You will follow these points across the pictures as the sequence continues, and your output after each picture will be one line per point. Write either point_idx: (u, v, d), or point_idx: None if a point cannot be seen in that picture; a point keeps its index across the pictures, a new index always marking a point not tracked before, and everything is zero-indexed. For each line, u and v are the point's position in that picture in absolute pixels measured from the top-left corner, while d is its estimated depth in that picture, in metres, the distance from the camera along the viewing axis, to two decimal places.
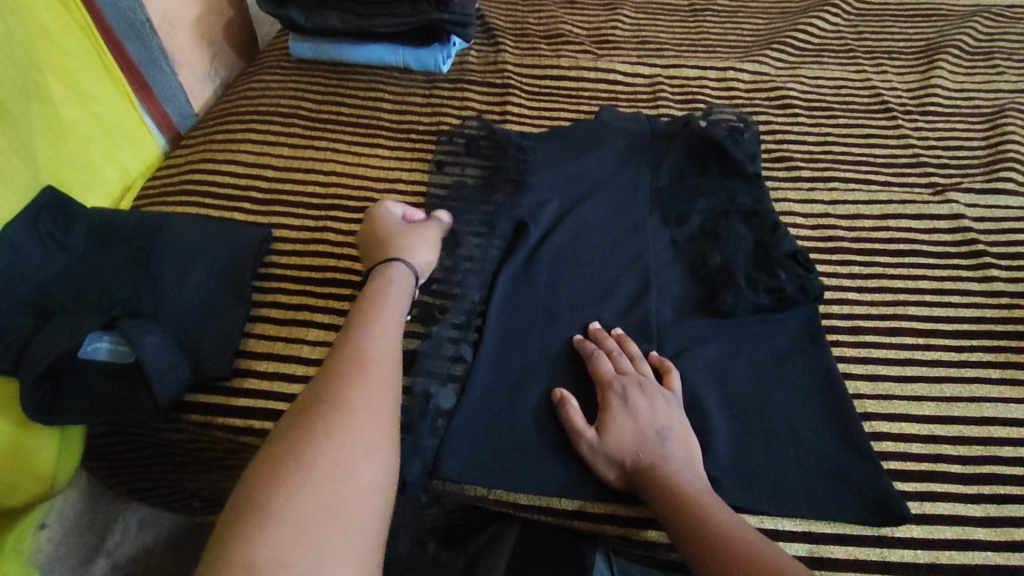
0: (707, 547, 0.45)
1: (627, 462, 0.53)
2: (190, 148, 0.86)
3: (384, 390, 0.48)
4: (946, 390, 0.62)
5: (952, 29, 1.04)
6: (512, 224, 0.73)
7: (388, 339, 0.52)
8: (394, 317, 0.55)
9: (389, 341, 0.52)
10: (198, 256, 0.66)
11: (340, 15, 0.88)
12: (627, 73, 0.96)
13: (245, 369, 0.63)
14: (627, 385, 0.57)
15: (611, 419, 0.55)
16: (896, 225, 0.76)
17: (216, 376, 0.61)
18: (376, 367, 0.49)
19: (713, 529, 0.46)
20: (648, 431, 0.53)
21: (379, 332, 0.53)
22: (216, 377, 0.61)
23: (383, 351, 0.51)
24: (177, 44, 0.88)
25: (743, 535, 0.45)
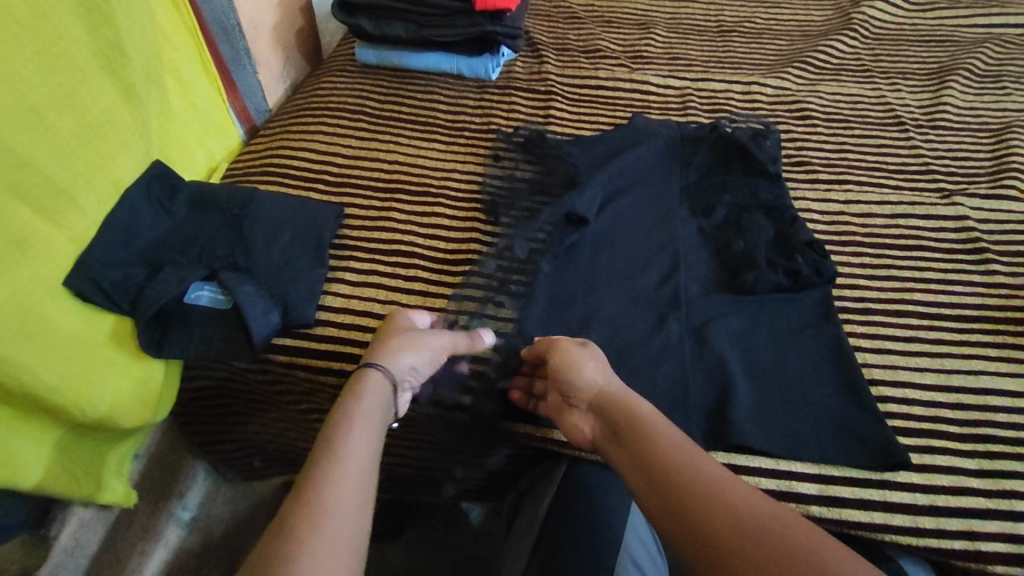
0: (681, 496, 0.47)
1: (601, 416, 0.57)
2: (267, 139, 0.96)
3: (359, 510, 0.47)
4: (946, 364, 0.69)
5: (963, 54, 1.12)
6: (564, 214, 0.77)
7: (366, 451, 0.52)
8: (372, 423, 0.54)
9: (368, 453, 0.52)
10: (283, 223, 0.76)
11: (404, 24, 0.98)
12: (659, 85, 1.05)
13: (325, 319, 0.72)
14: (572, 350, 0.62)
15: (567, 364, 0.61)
16: (906, 224, 0.84)
17: (301, 323, 0.71)
18: (356, 450, 0.51)
19: (687, 481, 0.48)
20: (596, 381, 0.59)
21: (359, 441, 0.52)
22: (301, 324, 0.70)
23: (360, 464, 0.50)
24: (258, 46, 0.99)
25: (659, 423, 0.54)
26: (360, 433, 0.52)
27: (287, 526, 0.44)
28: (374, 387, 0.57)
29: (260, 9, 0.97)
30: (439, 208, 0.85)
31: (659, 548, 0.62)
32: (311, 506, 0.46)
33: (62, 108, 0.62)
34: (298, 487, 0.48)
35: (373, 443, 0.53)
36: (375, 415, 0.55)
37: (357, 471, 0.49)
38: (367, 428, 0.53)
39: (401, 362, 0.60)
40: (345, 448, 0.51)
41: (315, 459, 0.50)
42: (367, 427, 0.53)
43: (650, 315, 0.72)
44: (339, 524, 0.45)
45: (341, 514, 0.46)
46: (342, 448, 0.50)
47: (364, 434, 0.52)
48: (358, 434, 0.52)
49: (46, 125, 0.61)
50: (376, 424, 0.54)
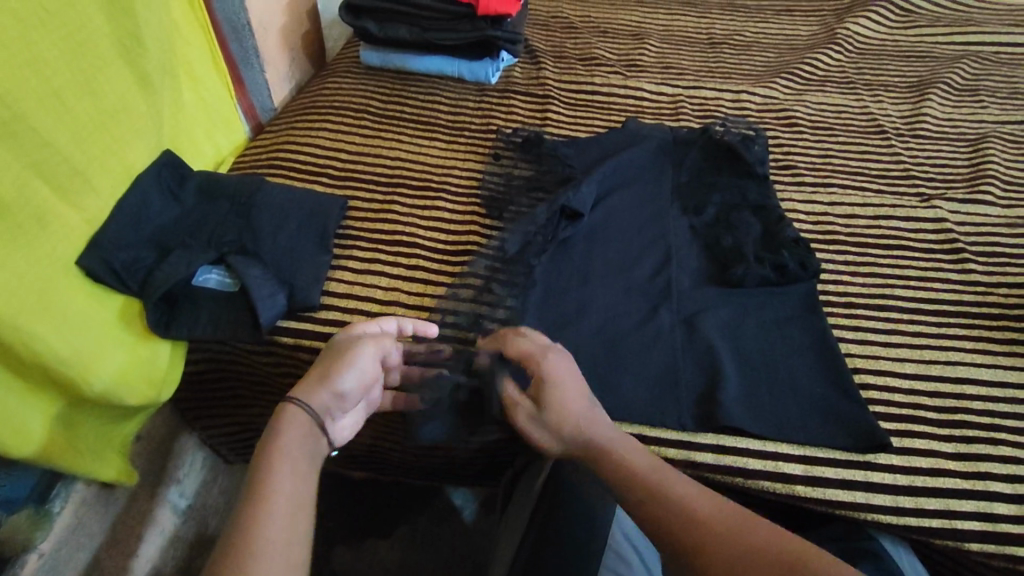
0: (666, 541, 0.52)
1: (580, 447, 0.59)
2: (273, 135, 0.99)
3: (287, 541, 0.49)
4: (925, 354, 0.72)
5: (943, 69, 1.18)
6: (569, 210, 0.81)
7: (294, 479, 0.52)
8: (300, 449, 0.55)
9: (295, 481, 0.52)
10: (289, 212, 0.78)
11: (408, 28, 1.02)
12: (652, 91, 1.09)
13: (329, 304, 0.75)
14: (552, 392, 0.61)
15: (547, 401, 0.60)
16: (887, 225, 0.87)
17: (306, 307, 0.73)
18: (293, 459, 0.54)
19: (673, 517, 0.52)
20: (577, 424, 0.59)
21: (285, 470, 0.52)
22: (305, 308, 0.73)
23: (288, 494, 0.51)
24: (266, 45, 1.02)
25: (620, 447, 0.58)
26: (287, 462, 0.53)
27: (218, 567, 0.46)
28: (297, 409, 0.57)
29: (268, 10, 1.01)
30: (439, 201, 0.88)
31: None
32: (238, 545, 0.47)
33: (81, 91, 0.66)
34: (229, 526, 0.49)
35: (302, 469, 0.54)
36: (304, 441, 0.55)
37: (296, 479, 0.53)
38: (294, 456, 0.54)
39: (322, 382, 0.59)
40: (284, 457, 0.53)
41: (244, 495, 0.51)
42: (295, 454, 0.54)
43: (644, 304, 0.75)
44: (266, 559, 0.47)
45: (267, 548, 0.47)
46: (268, 481, 0.51)
47: (291, 463, 0.53)
48: (285, 463, 0.53)
49: (65, 108, 0.64)
50: (310, 435, 0.56)
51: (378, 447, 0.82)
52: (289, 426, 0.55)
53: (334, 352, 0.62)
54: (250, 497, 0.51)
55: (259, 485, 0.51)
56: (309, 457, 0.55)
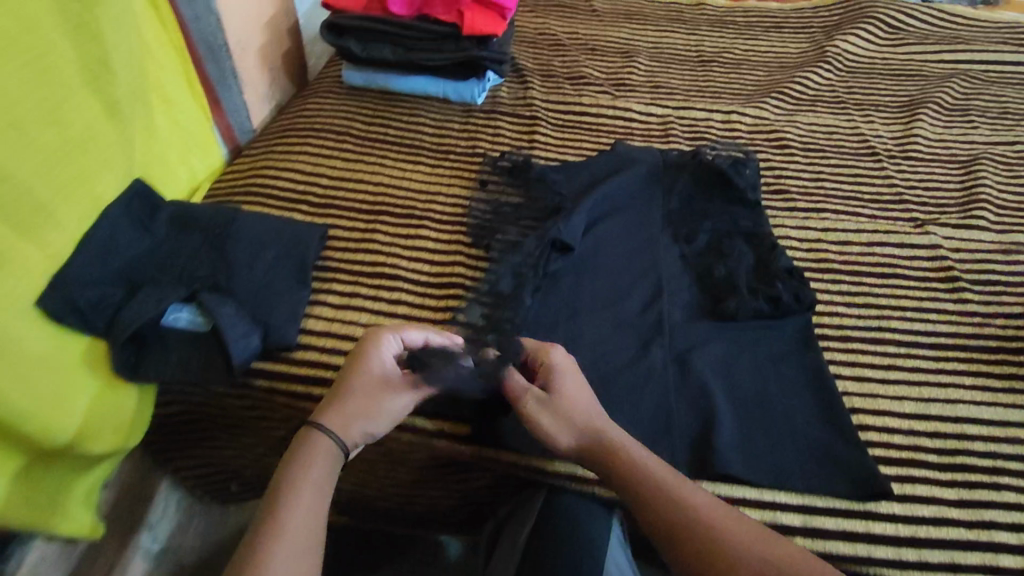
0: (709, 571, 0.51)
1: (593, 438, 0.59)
2: (251, 159, 0.96)
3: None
4: (924, 392, 0.70)
5: (932, 88, 1.17)
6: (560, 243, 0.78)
7: (301, 527, 0.53)
8: (313, 496, 0.55)
9: (304, 531, 0.52)
10: (265, 245, 0.75)
11: (392, 48, 0.99)
12: (641, 112, 1.07)
13: (306, 344, 0.71)
14: (565, 378, 0.62)
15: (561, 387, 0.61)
16: (881, 252, 0.86)
17: (282, 348, 0.70)
18: (305, 496, 0.54)
19: (716, 547, 0.52)
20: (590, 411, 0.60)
21: (295, 517, 0.53)
22: (282, 348, 0.70)
23: (293, 543, 0.51)
24: (244, 66, 0.99)
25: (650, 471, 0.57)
26: (297, 511, 0.53)
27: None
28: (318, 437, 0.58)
29: (246, 29, 0.98)
30: (423, 230, 0.85)
31: (631, 566, 0.62)
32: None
33: (44, 120, 0.62)
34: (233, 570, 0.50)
35: (311, 518, 0.54)
36: (318, 485, 0.55)
37: (304, 521, 0.53)
38: (309, 496, 0.54)
39: (344, 407, 0.59)
40: (296, 495, 0.54)
41: (252, 534, 0.52)
42: (307, 501, 0.54)
43: (635, 340, 0.72)
44: None
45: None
46: (277, 527, 0.52)
47: (301, 511, 0.53)
48: (295, 510, 0.53)
49: (27, 140, 0.60)
50: (328, 468, 0.56)
51: (361, 490, 0.79)
52: (306, 468, 0.56)
53: (352, 368, 0.61)
54: (259, 534, 0.52)
55: (268, 531, 0.52)
56: (321, 504, 0.55)
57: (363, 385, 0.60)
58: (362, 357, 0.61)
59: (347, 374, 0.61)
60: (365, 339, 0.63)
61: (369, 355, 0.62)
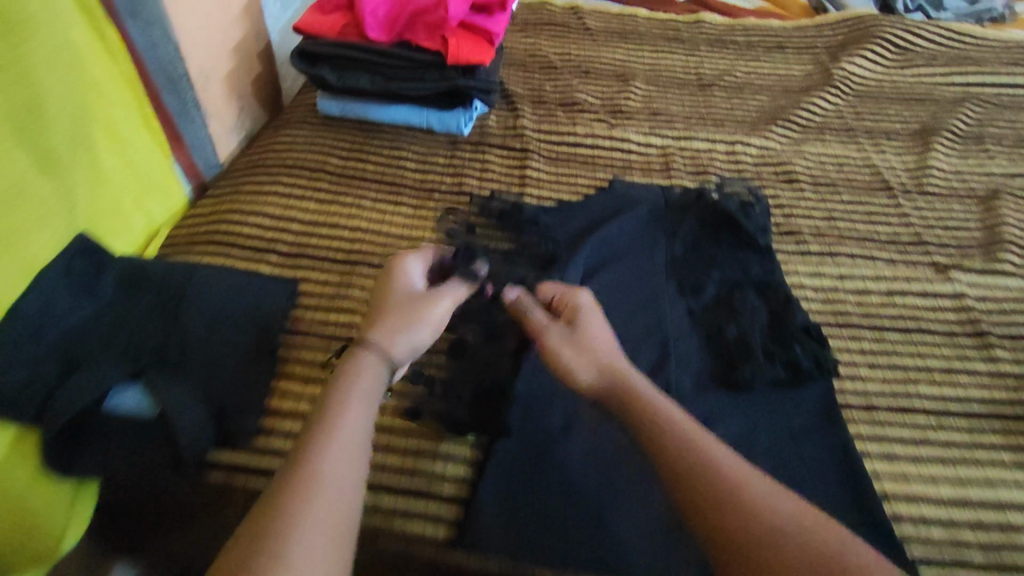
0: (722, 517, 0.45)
1: (606, 370, 0.55)
2: (216, 200, 0.87)
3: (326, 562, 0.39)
4: (961, 473, 0.63)
5: (944, 114, 1.10)
6: None
7: (344, 483, 0.42)
8: (355, 441, 0.45)
9: (347, 483, 0.43)
10: (224, 310, 0.67)
11: (370, 77, 0.90)
12: (640, 143, 1.00)
13: (270, 427, 0.64)
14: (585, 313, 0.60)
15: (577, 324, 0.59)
16: (903, 302, 0.79)
17: (240, 436, 0.61)
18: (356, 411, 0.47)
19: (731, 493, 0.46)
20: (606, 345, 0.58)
21: (336, 470, 0.43)
22: (241, 436, 0.61)
23: (335, 501, 0.41)
24: (209, 96, 0.90)
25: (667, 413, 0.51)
26: (338, 458, 0.43)
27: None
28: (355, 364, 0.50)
29: (210, 56, 0.89)
30: None
31: None
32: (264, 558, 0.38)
33: None
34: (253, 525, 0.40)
35: (354, 470, 0.44)
36: (361, 432, 0.46)
37: (354, 440, 0.45)
38: (359, 405, 0.47)
39: (384, 321, 0.54)
40: (345, 407, 0.47)
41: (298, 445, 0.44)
42: (348, 445, 0.44)
43: None
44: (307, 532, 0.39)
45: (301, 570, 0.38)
46: (315, 476, 0.42)
47: (342, 459, 0.43)
48: (342, 430, 0.45)
49: None
50: (376, 380, 0.50)
51: None
52: (347, 411, 0.46)
53: (381, 292, 0.57)
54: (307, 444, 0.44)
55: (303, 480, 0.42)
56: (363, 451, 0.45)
57: (397, 299, 0.56)
58: (389, 279, 0.58)
59: (378, 300, 0.57)
60: (387, 267, 0.60)
61: (397, 278, 0.58)
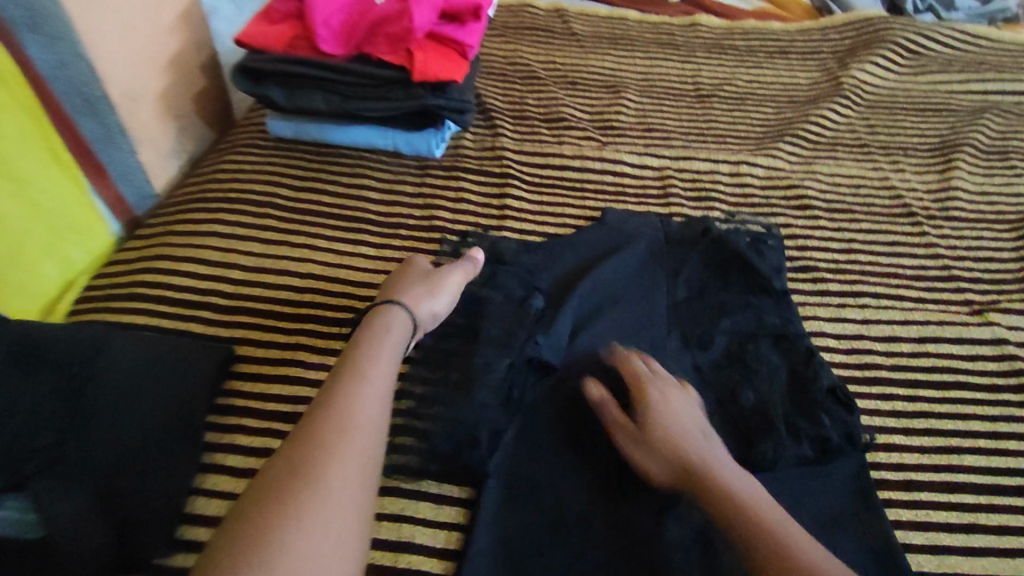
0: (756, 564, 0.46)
1: (684, 467, 0.52)
2: (145, 241, 0.75)
3: (336, 528, 0.42)
4: (1022, 568, 0.55)
5: (965, 126, 1.00)
6: (540, 365, 0.61)
7: (358, 451, 0.46)
8: (371, 414, 0.48)
9: (361, 453, 0.46)
10: (138, 392, 0.55)
11: (324, 95, 0.79)
12: (634, 164, 0.89)
13: (192, 540, 0.52)
14: (660, 381, 0.57)
15: (653, 417, 0.55)
16: (936, 351, 0.70)
17: (150, 556, 0.50)
18: (376, 379, 0.51)
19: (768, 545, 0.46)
20: (692, 426, 0.55)
21: (350, 440, 0.46)
22: (152, 557, 0.50)
23: (348, 468, 0.45)
24: (137, 120, 0.78)
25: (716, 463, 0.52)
26: (354, 427, 0.47)
27: (239, 537, 0.40)
28: (374, 339, 0.54)
29: (138, 73, 0.77)
30: None
31: None
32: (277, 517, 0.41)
33: None
34: (269, 482, 0.43)
35: (368, 439, 0.47)
36: (376, 405, 0.49)
37: (371, 409, 0.48)
38: (379, 376, 0.51)
39: (407, 291, 0.61)
40: (369, 378, 0.50)
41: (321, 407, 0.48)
42: (362, 418, 0.48)
43: (640, 508, 0.55)
44: (329, 485, 0.43)
45: (313, 528, 0.41)
46: (331, 443, 0.45)
47: (358, 429, 0.47)
48: (363, 399, 0.49)
49: None
50: (393, 353, 0.54)
51: None
52: (363, 384, 0.50)
53: (400, 270, 0.65)
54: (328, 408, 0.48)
55: (318, 447, 0.45)
56: (377, 425, 0.48)
57: (416, 276, 0.63)
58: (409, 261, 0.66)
59: (397, 279, 0.63)
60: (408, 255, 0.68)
61: (416, 258, 0.66)
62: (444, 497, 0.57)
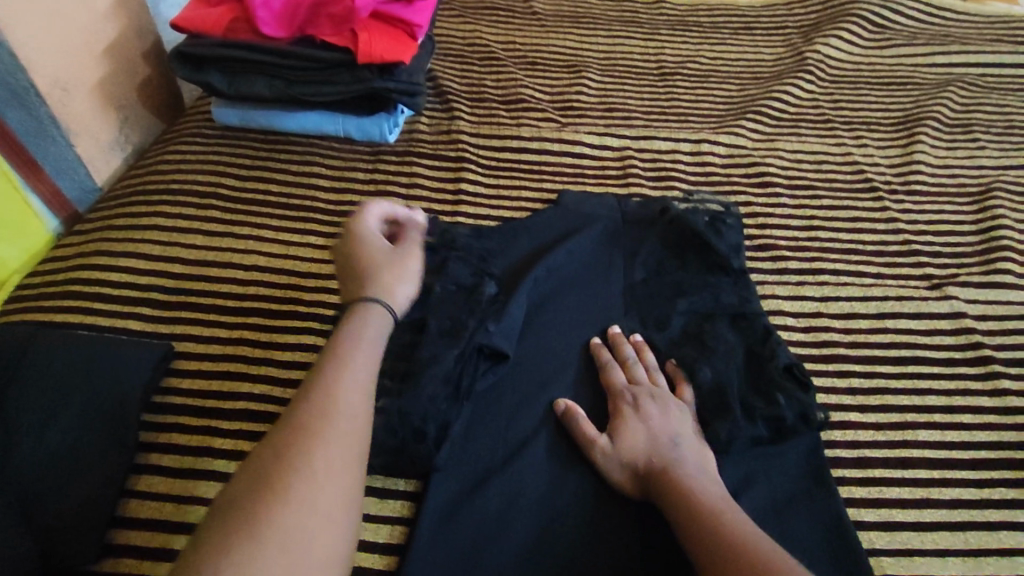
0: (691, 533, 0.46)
1: (640, 463, 0.53)
2: (83, 236, 0.72)
3: (322, 520, 0.39)
4: (971, 541, 0.55)
5: (929, 99, 0.99)
6: (490, 355, 0.60)
7: (342, 439, 0.42)
8: (355, 400, 0.45)
9: (347, 441, 0.42)
10: (66, 394, 0.53)
11: (268, 80, 0.77)
12: (594, 145, 0.88)
13: (121, 546, 0.50)
14: (638, 394, 0.57)
15: (620, 429, 0.55)
16: (894, 326, 0.70)
17: (78, 565, 0.48)
18: (360, 363, 0.47)
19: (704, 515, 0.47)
20: (659, 436, 0.54)
21: (334, 426, 0.42)
22: (79, 564, 0.48)
23: (332, 457, 0.41)
24: (73, 110, 0.75)
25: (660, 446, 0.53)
26: (336, 423, 0.43)
27: (218, 534, 0.37)
28: (351, 326, 0.49)
29: (72, 62, 0.74)
30: (306, 337, 0.64)
31: None
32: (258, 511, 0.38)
33: None
34: (250, 475, 0.40)
35: (354, 430, 0.43)
36: (359, 390, 0.45)
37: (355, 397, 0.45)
38: (364, 359, 0.47)
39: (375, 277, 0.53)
40: (352, 362, 0.46)
41: (304, 394, 0.44)
42: (346, 404, 0.44)
43: (595, 491, 0.54)
44: (311, 480, 0.40)
45: (298, 521, 0.38)
46: (313, 431, 0.42)
47: (341, 416, 0.43)
48: (345, 386, 0.45)
49: None
50: (378, 334, 0.49)
51: None
52: (346, 367, 0.46)
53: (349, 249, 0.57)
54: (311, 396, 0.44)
55: (301, 437, 0.42)
56: (364, 409, 0.45)
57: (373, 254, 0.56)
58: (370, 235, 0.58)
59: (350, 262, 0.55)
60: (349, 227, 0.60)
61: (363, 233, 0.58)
62: (389, 491, 0.56)
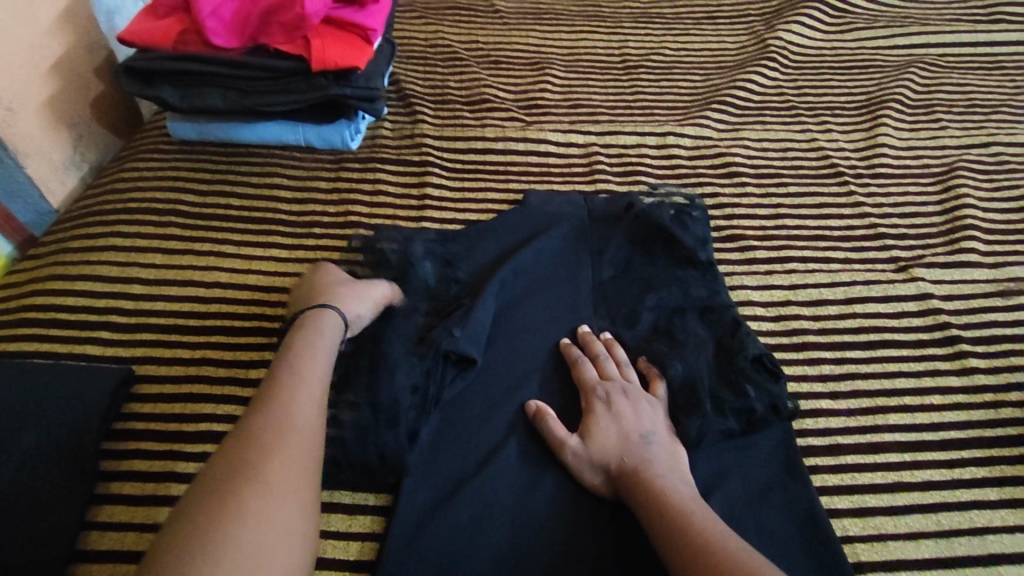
0: (662, 533, 0.46)
1: (612, 465, 0.52)
2: (36, 260, 0.71)
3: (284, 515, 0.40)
4: (943, 522, 0.55)
5: (891, 81, 1.00)
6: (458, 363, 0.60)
7: (302, 445, 0.44)
8: (313, 411, 0.47)
9: (306, 445, 0.44)
10: (18, 424, 0.51)
11: (221, 91, 0.75)
12: (559, 142, 0.87)
13: None
14: (610, 390, 0.57)
15: (592, 427, 0.55)
16: (863, 311, 0.70)
17: None
18: (313, 375, 0.49)
19: (675, 515, 0.47)
20: (631, 434, 0.54)
21: (292, 437, 0.44)
22: None
23: (294, 463, 0.42)
24: (21, 130, 0.73)
25: (632, 447, 0.53)
26: (294, 428, 0.44)
27: (184, 534, 0.37)
28: (308, 347, 0.51)
29: (16, 80, 0.71)
30: (271, 353, 0.63)
31: None
32: (222, 514, 0.38)
33: None
34: (209, 488, 0.40)
35: (311, 436, 0.45)
36: (316, 402, 0.47)
37: (310, 405, 0.47)
38: (315, 372, 0.49)
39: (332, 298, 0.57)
40: (307, 375, 0.49)
41: (259, 406, 0.46)
42: (302, 415, 0.46)
43: (569, 493, 0.54)
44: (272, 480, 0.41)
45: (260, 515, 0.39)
46: (273, 438, 0.43)
47: (300, 426, 0.45)
48: (300, 394, 0.47)
49: None
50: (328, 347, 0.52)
51: None
52: (301, 382, 0.48)
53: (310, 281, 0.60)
54: (266, 408, 0.45)
55: (261, 439, 0.43)
56: (318, 425, 0.46)
57: (336, 280, 0.60)
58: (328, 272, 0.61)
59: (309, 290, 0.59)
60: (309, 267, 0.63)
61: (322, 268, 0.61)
62: (358, 507, 0.55)
